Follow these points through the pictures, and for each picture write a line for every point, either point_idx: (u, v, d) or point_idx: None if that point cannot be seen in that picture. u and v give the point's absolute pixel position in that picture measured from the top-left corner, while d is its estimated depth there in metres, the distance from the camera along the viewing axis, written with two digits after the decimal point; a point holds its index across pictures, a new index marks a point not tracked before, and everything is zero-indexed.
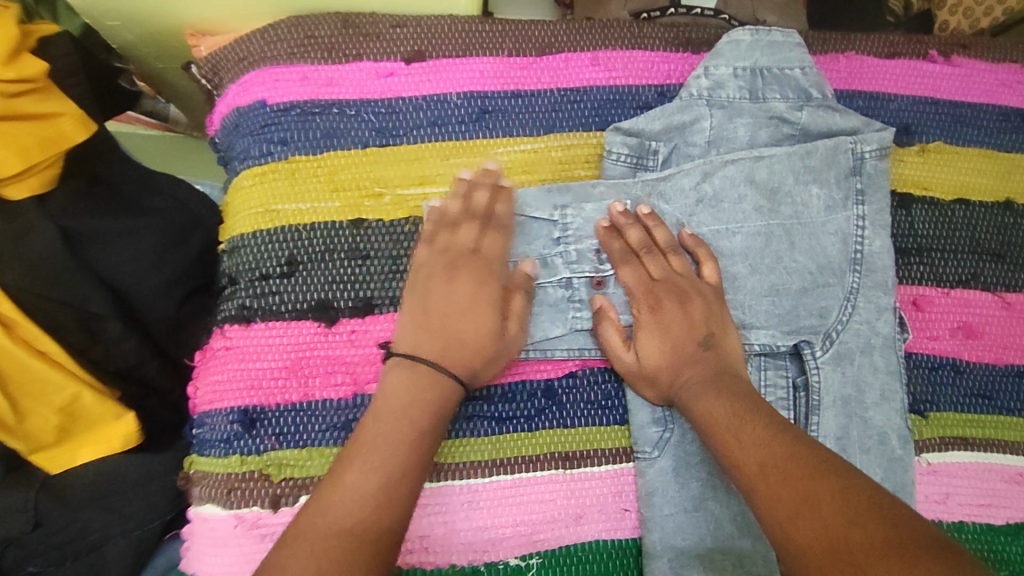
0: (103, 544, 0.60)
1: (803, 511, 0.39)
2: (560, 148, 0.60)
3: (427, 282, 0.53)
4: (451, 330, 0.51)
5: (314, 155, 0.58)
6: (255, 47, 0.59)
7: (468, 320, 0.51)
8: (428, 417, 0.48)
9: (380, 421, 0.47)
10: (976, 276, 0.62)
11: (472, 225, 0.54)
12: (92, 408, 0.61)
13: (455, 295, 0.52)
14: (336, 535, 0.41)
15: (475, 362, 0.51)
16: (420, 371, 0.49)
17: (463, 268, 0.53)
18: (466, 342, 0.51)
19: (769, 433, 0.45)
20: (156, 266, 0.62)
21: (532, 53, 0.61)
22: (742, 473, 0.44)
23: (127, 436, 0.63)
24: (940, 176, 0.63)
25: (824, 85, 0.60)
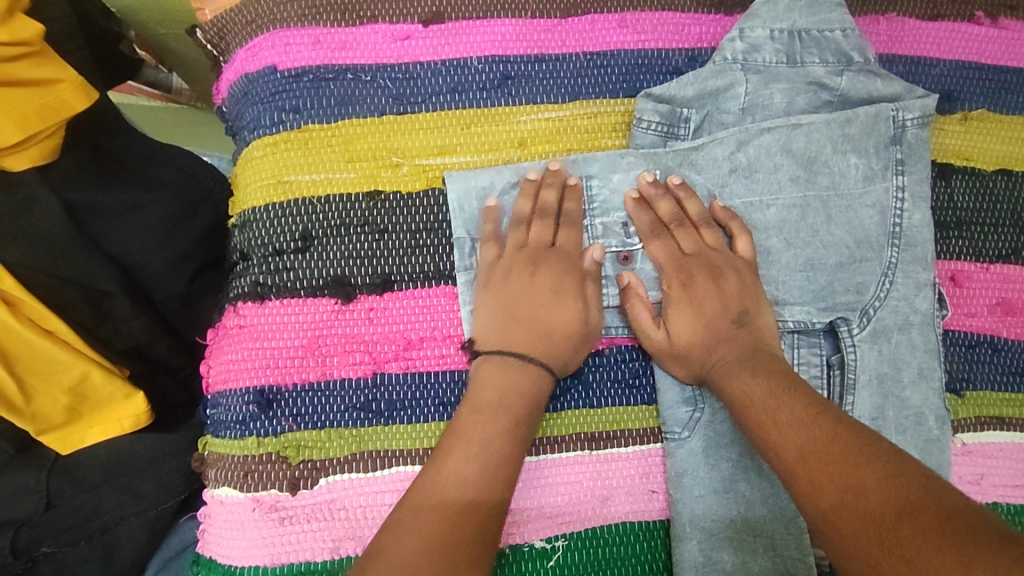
0: (116, 525, 0.59)
1: (844, 500, 0.38)
2: (586, 116, 0.57)
3: (508, 276, 0.52)
4: (539, 320, 0.51)
5: (328, 123, 0.55)
6: (263, 9, 0.55)
7: (559, 308, 0.51)
8: (525, 407, 0.47)
9: (482, 416, 0.46)
10: (1017, 250, 0.60)
11: (544, 224, 0.53)
12: (102, 387, 0.59)
13: (538, 293, 0.51)
14: (450, 530, 0.40)
15: (566, 351, 0.51)
16: (515, 365, 0.49)
17: (544, 262, 0.52)
18: (557, 326, 0.51)
19: (798, 412, 0.44)
20: (163, 242, 0.59)
21: (556, 14, 0.58)
22: (779, 456, 0.43)
23: (137, 417, 0.61)
24: (982, 146, 0.61)
25: (867, 49, 0.57)
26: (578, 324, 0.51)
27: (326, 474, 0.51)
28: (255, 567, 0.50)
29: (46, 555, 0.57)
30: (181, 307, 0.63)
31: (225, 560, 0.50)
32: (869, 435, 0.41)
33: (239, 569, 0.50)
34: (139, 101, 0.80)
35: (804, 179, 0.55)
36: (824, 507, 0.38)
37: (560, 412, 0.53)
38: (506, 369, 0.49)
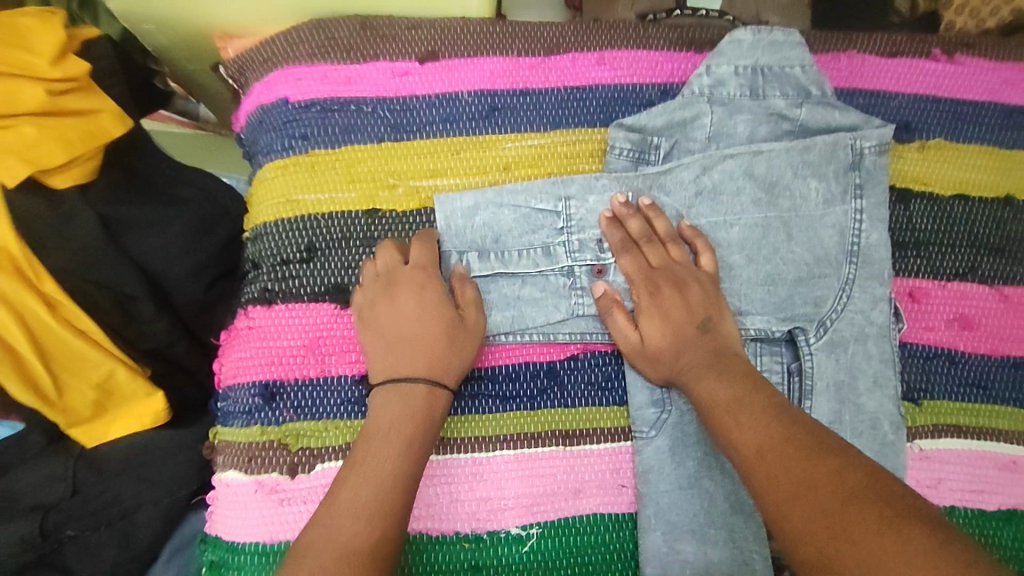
0: (133, 511, 0.66)
1: (795, 493, 0.40)
2: (566, 143, 0.63)
3: (374, 308, 0.55)
4: (409, 337, 0.54)
5: (333, 148, 0.62)
6: (279, 48, 0.64)
7: (427, 319, 0.54)
8: (413, 424, 0.50)
9: (377, 439, 0.49)
10: (973, 269, 0.63)
11: (388, 251, 0.57)
12: (125, 385, 0.65)
13: (404, 311, 0.55)
14: (347, 551, 0.43)
15: (451, 358, 0.54)
16: (403, 387, 0.52)
17: (399, 284, 0.56)
18: (434, 337, 0.54)
19: (758, 416, 0.47)
20: (186, 252, 0.65)
21: (541, 53, 0.64)
22: (740, 454, 0.46)
23: (156, 414, 0.67)
24: (940, 173, 0.64)
25: (823, 83, 0.62)
26: (451, 327, 0.55)
27: (323, 460, 0.57)
28: (257, 544, 0.55)
29: (71, 537, 0.63)
30: (199, 311, 0.70)
31: (231, 536, 0.56)
32: (824, 434, 0.44)
33: (242, 545, 0.56)
34: (173, 130, 0.91)
35: (764, 201, 0.60)
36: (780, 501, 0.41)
37: (464, 415, 0.58)
38: (393, 392, 0.52)
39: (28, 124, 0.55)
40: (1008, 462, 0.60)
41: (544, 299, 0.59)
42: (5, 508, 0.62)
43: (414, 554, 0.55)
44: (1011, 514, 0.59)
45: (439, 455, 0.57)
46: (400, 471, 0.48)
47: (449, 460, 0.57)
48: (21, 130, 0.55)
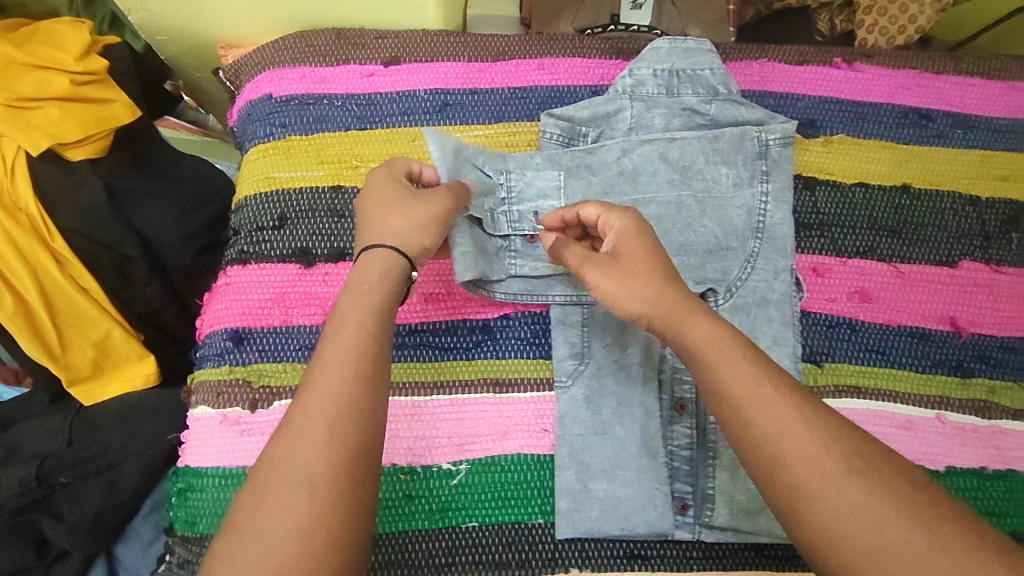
0: (120, 463, 0.73)
1: (839, 480, 0.41)
2: (507, 134, 0.72)
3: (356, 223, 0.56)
4: (368, 220, 0.55)
5: (307, 135, 0.72)
6: (268, 55, 0.75)
7: (379, 195, 0.56)
8: (351, 367, 0.46)
9: (316, 404, 0.45)
10: (873, 248, 0.69)
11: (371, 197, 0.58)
12: (120, 347, 0.76)
13: (370, 201, 0.56)
14: (302, 492, 0.42)
15: (398, 219, 0.54)
16: (359, 261, 0.52)
17: (365, 191, 0.58)
18: (390, 202, 0.55)
19: (761, 375, 0.46)
20: (178, 223, 0.77)
21: (488, 59, 0.74)
22: (774, 428, 0.43)
23: (148, 375, 0.78)
24: (842, 163, 0.71)
25: (730, 83, 0.70)
26: (401, 192, 0.56)
27: (280, 398, 0.65)
28: (218, 468, 0.64)
29: (62, 485, 0.70)
30: (186, 279, 0.80)
31: (196, 463, 0.64)
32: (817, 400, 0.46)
33: (205, 470, 0.64)
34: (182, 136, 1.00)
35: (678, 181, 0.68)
36: (812, 480, 0.41)
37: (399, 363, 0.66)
38: (334, 339, 0.48)
39: (52, 106, 0.68)
40: (907, 422, 0.64)
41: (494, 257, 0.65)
42: (11, 456, 0.71)
43: None
44: None
45: None
46: (345, 432, 0.44)
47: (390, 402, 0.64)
48: (47, 112, 0.67)
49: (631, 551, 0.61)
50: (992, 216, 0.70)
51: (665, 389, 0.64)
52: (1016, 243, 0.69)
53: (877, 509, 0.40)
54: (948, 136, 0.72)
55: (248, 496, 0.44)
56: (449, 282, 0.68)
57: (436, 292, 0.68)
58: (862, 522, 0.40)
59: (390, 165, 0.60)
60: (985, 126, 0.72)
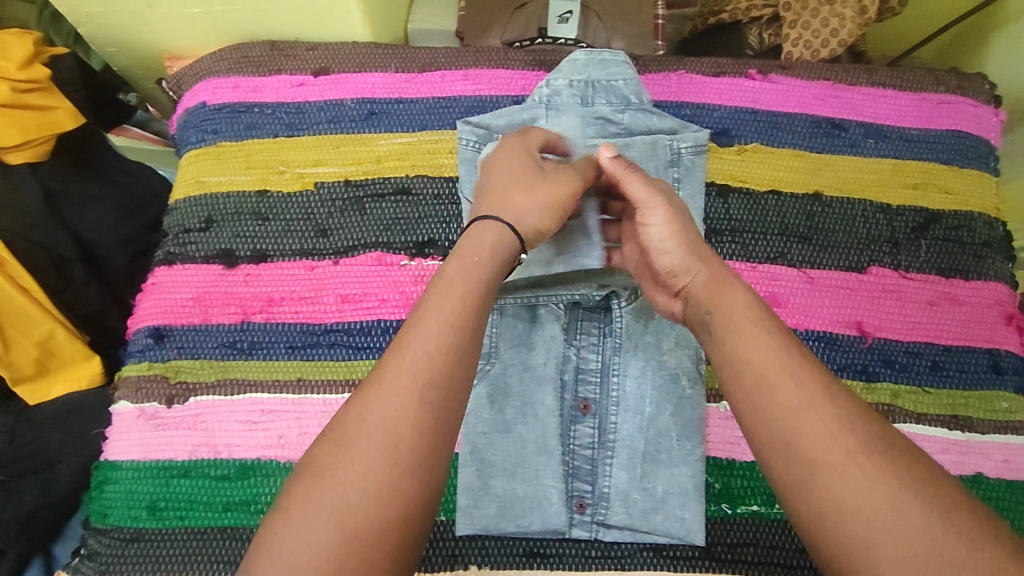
0: (57, 462, 0.74)
1: (858, 452, 0.39)
2: (431, 141, 0.74)
3: (488, 180, 0.55)
4: (501, 186, 0.53)
5: (236, 141, 0.75)
6: (206, 66, 0.78)
7: (510, 168, 0.55)
8: (455, 341, 0.43)
9: (411, 365, 0.42)
10: (783, 254, 0.70)
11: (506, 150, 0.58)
12: (65, 347, 0.77)
13: (506, 168, 0.55)
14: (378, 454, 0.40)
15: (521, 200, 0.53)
16: (483, 225, 0.50)
17: (503, 153, 0.57)
18: (528, 177, 0.55)
19: (792, 345, 0.44)
20: (116, 225, 0.80)
21: (415, 70, 0.77)
22: (812, 406, 0.41)
23: (93, 375, 0.79)
24: (755, 171, 0.73)
25: (642, 93, 0.72)
26: (531, 171, 0.55)
27: (196, 394, 0.67)
28: (133, 461, 0.65)
29: None
30: (127, 280, 0.84)
31: (113, 456, 0.66)
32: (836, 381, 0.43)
33: (122, 462, 0.66)
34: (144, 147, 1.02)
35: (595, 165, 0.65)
36: (828, 448, 0.39)
37: (314, 361, 0.68)
38: (438, 302, 0.44)
39: None
40: None
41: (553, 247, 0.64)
42: None
43: (263, 476, 0.64)
44: None
45: (296, 394, 0.67)
46: (435, 404, 0.41)
47: (304, 399, 0.66)
48: None
49: (530, 549, 0.61)
50: (902, 223, 0.71)
51: (568, 388, 0.65)
52: (925, 249, 0.70)
53: (887, 489, 0.37)
54: (860, 145, 0.73)
55: (330, 445, 0.41)
56: (365, 283, 0.70)
57: (352, 293, 0.69)
58: (881, 495, 0.37)
59: (528, 136, 0.60)
60: (897, 136, 0.74)
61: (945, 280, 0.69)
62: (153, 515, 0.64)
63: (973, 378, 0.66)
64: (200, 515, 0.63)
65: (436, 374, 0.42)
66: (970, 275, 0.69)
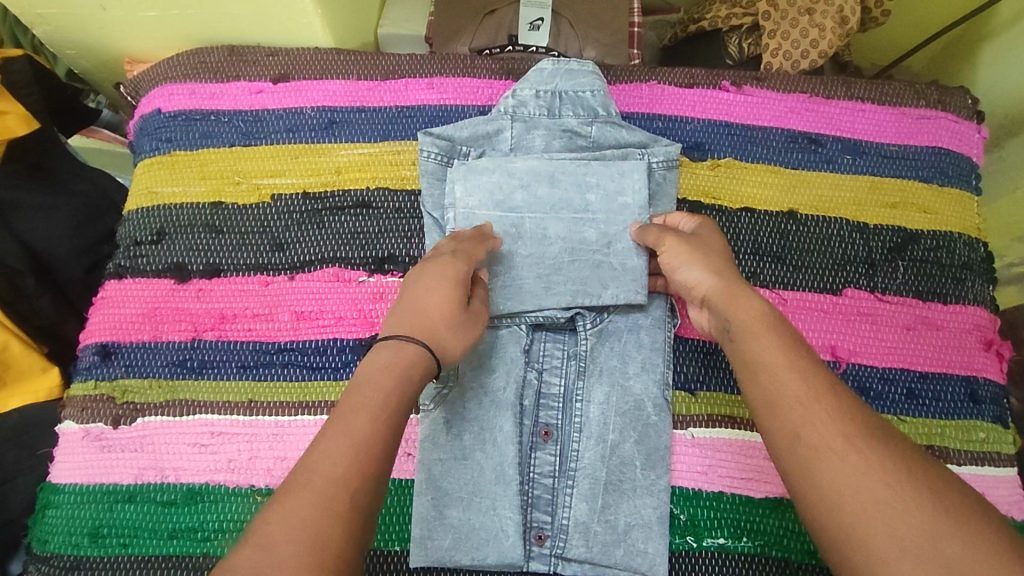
0: (13, 479, 0.69)
1: (856, 439, 0.41)
2: (393, 152, 0.71)
3: (410, 294, 0.53)
4: (422, 306, 0.52)
5: (191, 151, 0.72)
6: (163, 70, 0.75)
7: (434, 291, 0.53)
8: (379, 442, 0.43)
9: (328, 451, 0.41)
10: (756, 274, 0.67)
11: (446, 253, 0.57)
12: (22, 358, 0.71)
13: (431, 284, 0.53)
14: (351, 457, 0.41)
15: (446, 335, 0.51)
16: (397, 347, 0.48)
17: (428, 267, 0.55)
18: (444, 310, 0.52)
19: (793, 349, 0.47)
20: (68, 236, 0.76)
21: (378, 77, 0.74)
22: (810, 398, 0.44)
23: (52, 388, 0.73)
24: (728, 188, 0.70)
25: (611, 105, 0.70)
26: (455, 301, 0.53)
27: (144, 414, 0.64)
28: (76, 484, 0.62)
29: None
30: (83, 291, 0.80)
31: (57, 479, 0.63)
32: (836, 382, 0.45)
33: (64, 486, 0.63)
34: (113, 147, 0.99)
35: (599, 206, 0.66)
36: (834, 440, 0.41)
37: (267, 382, 0.65)
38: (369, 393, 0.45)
39: None
40: None
41: (574, 265, 0.65)
42: None
43: (209, 502, 0.61)
44: (777, 502, 0.61)
45: (246, 416, 0.64)
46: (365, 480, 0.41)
47: (255, 421, 0.64)
48: None
49: None
50: (878, 244, 0.68)
51: (529, 414, 0.62)
52: (902, 270, 0.68)
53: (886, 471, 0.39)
54: (838, 161, 0.71)
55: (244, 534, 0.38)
56: (322, 299, 0.67)
57: (308, 310, 0.67)
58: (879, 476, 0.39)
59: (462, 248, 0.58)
60: (875, 152, 0.71)
61: (922, 304, 0.67)
62: (95, 542, 0.61)
63: (951, 407, 0.64)
64: (144, 542, 0.60)
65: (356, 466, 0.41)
66: (949, 298, 0.67)
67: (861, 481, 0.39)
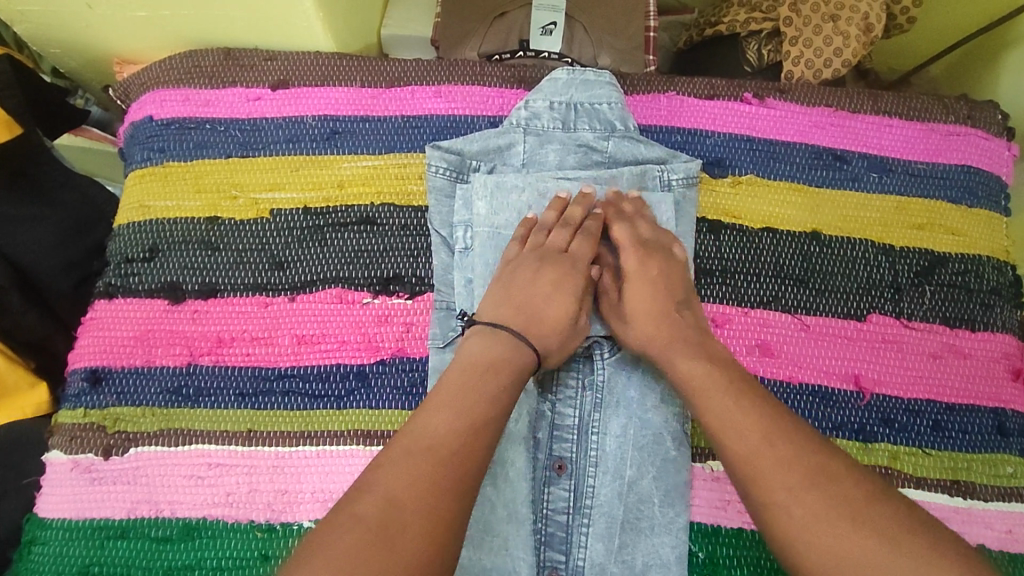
0: None
1: (798, 489, 0.45)
2: (399, 165, 0.68)
3: (521, 283, 0.58)
4: (540, 309, 0.56)
5: (185, 161, 0.68)
6: (154, 75, 0.71)
7: (556, 300, 0.57)
8: (409, 495, 0.42)
9: (351, 522, 0.41)
10: (778, 298, 0.65)
11: (563, 232, 0.61)
12: (7, 374, 0.67)
13: (545, 285, 0.58)
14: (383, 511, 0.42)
15: (552, 341, 0.56)
16: (503, 339, 0.54)
17: (552, 266, 0.59)
18: (551, 317, 0.57)
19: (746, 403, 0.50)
20: (55, 249, 0.73)
21: (383, 85, 0.70)
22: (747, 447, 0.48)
23: (39, 404, 0.69)
24: (750, 207, 0.67)
25: (629, 119, 0.66)
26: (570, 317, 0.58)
27: (137, 444, 0.61)
28: (65, 519, 0.59)
29: None
30: (72, 306, 0.76)
31: (45, 513, 0.60)
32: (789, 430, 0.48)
33: (52, 521, 0.60)
34: (104, 147, 0.91)
35: None
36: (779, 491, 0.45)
37: (268, 410, 0.62)
38: (430, 412, 0.47)
39: None
40: None
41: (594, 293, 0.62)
42: None
43: (206, 538, 0.58)
44: None
45: (245, 447, 0.61)
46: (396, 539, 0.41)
47: (254, 452, 0.61)
48: None
49: None
50: (905, 267, 0.66)
51: (542, 447, 0.60)
52: (929, 296, 0.65)
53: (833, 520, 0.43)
54: (864, 180, 0.68)
55: None
56: (324, 322, 0.64)
57: (309, 333, 0.63)
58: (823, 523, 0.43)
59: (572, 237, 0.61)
60: (902, 170, 0.68)
61: (949, 331, 0.65)
62: None
63: (977, 441, 0.62)
64: None
65: (382, 523, 0.41)
66: (976, 325, 0.65)
67: (812, 530, 0.43)
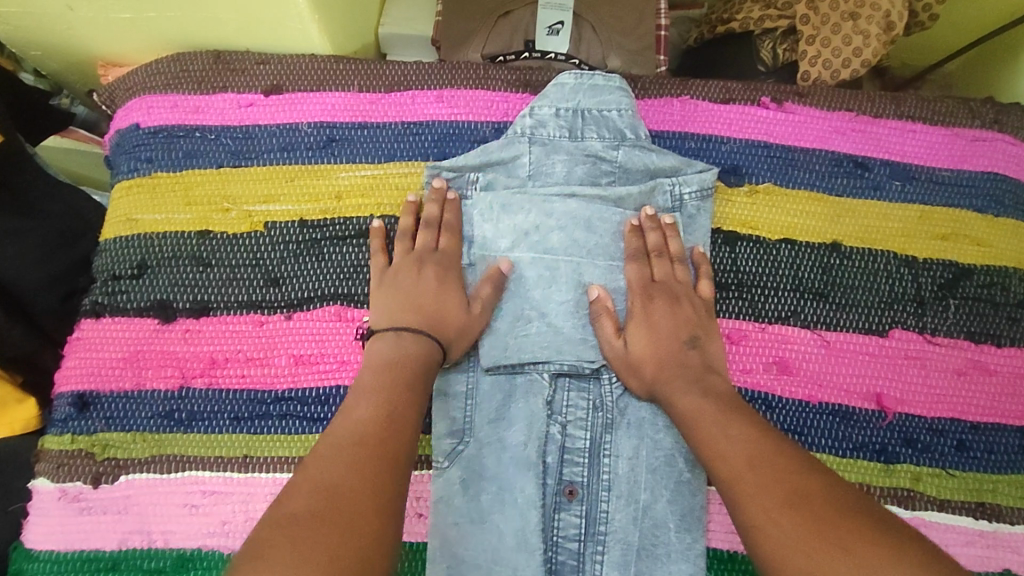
0: None
1: (773, 509, 0.43)
2: (399, 174, 0.64)
3: (396, 282, 0.58)
4: (430, 309, 0.56)
5: (174, 172, 0.65)
6: (139, 79, 0.67)
7: (444, 299, 0.57)
8: (356, 507, 0.40)
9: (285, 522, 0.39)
10: (797, 313, 0.62)
11: (427, 232, 0.60)
12: None
13: (422, 284, 0.58)
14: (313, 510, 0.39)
15: (450, 335, 0.56)
16: (402, 339, 0.54)
17: (425, 263, 0.59)
18: (444, 316, 0.56)
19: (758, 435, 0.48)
20: (40, 263, 0.69)
21: (381, 89, 0.67)
22: (731, 470, 0.47)
23: (27, 421, 0.63)
24: (767, 217, 0.64)
25: (639, 127, 0.63)
26: (458, 308, 0.57)
27: (128, 472, 0.58)
28: (53, 551, 0.57)
29: None
30: (59, 321, 0.73)
31: (32, 544, 0.57)
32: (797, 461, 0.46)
33: (39, 553, 0.57)
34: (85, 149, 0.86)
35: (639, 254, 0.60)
36: (760, 513, 0.43)
37: (263, 434, 0.59)
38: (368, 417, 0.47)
39: None
40: None
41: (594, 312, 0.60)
42: None
43: (203, 569, 0.56)
44: None
45: (240, 473, 0.58)
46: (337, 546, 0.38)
47: (250, 479, 0.58)
48: None
49: None
50: (929, 280, 0.63)
51: (552, 472, 0.57)
52: (953, 310, 0.63)
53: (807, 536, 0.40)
54: (886, 188, 0.65)
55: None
56: (321, 340, 0.61)
57: (307, 354, 0.61)
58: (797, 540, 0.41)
59: (447, 234, 0.61)
60: (926, 177, 0.65)
61: (974, 347, 0.62)
62: None
63: (1003, 461, 0.60)
64: None
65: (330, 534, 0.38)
66: (1003, 341, 0.62)
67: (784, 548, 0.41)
